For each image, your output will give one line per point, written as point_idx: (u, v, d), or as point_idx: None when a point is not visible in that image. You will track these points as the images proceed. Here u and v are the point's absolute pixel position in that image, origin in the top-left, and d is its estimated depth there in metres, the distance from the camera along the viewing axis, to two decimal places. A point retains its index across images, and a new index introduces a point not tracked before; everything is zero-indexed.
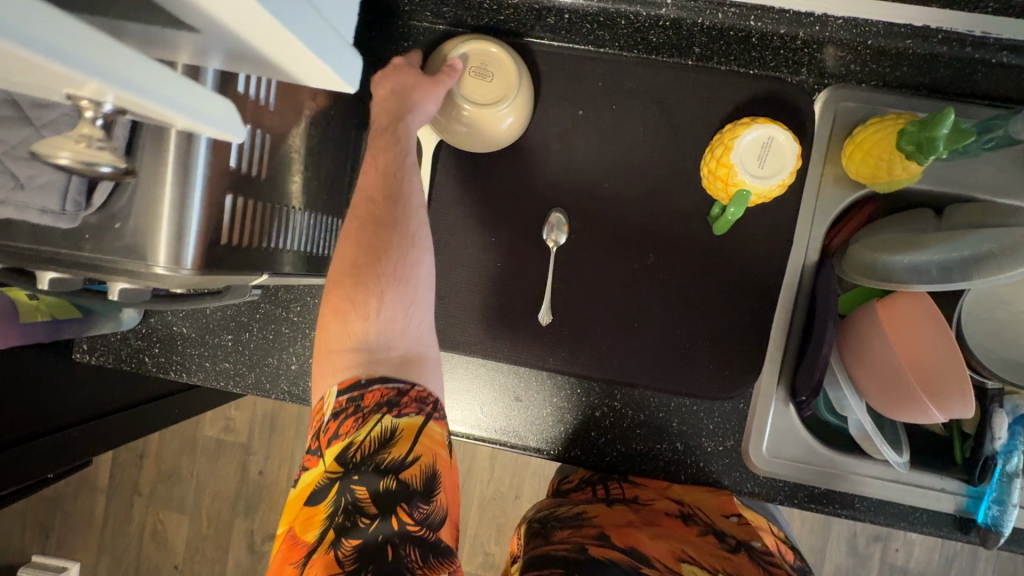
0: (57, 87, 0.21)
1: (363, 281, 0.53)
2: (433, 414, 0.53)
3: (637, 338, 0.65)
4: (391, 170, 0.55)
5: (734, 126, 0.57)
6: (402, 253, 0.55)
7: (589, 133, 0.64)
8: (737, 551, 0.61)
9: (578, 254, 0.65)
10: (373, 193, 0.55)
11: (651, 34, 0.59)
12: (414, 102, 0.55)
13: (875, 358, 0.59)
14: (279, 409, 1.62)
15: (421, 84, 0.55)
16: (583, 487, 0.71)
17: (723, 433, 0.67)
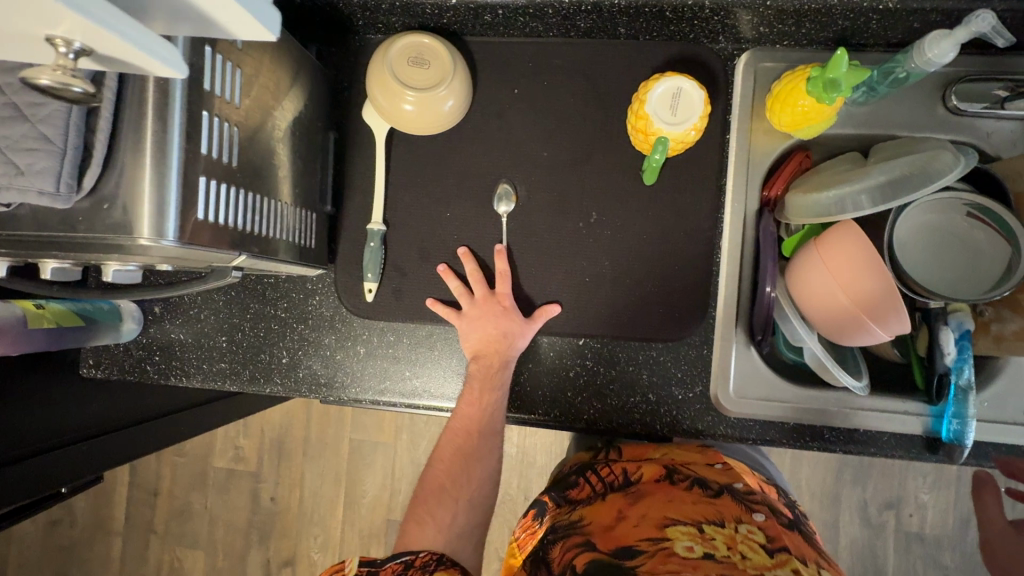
0: (40, 31, 0.27)
1: (467, 467, 0.69)
2: (439, 565, 0.60)
3: (596, 296, 0.70)
4: (498, 353, 0.69)
5: (646, 80, 0.62)
6: (487, 451, 0.69)
7: (532, 115, 0.71)
8: (719, 496, 0.65)
9: (533, 224, 0.71)
10: (470, 412, 0.68)
11: (578, 19, 0.66)
12: (515, 346, 0.69)
13: (817, 287, 0.62)
14: (285, 434, 1.65)
15: (517, 326, 0.69)
16: (577, 478, 0.74)
17: (691, 379, 0.70)
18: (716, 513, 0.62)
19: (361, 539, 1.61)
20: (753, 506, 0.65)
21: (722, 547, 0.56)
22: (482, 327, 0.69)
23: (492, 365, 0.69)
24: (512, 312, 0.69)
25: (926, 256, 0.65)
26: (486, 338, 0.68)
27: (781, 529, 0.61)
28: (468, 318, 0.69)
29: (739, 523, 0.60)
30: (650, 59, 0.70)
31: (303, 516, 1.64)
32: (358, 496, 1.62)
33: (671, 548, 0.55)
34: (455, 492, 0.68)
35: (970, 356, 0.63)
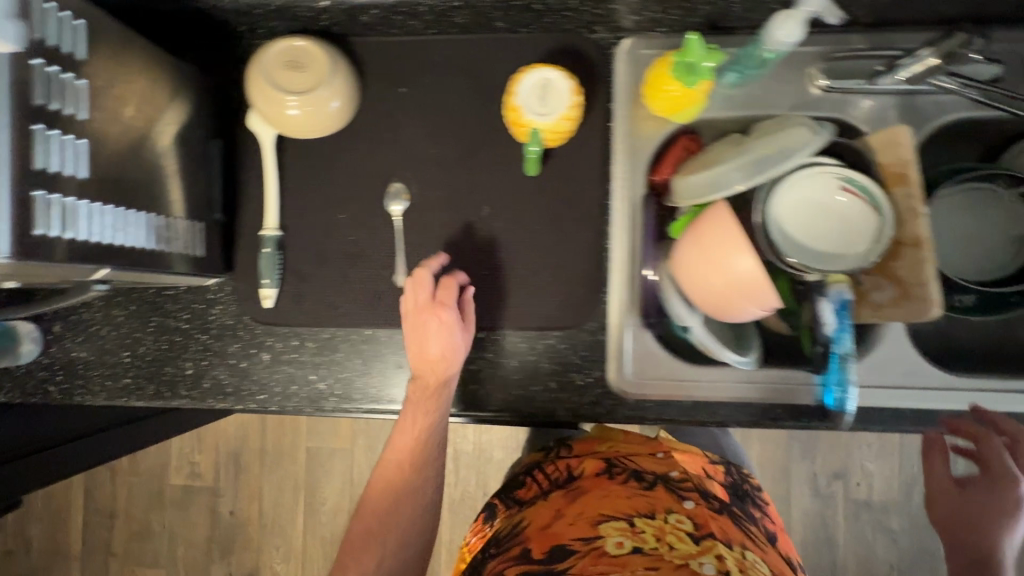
0: None
1: (402, 496, 0.68)
2: None
3: (492, 288, 0.71)
4: (427, 377, 0.67)
5: (516, 75, 0.63)
6: (425, 477, 0.69)
7: (420, 110, 0.71)
8: (653, 488, 0.69)
9: (425, 219, 0.71)
10: (404, 437, 0.68)
11: (454, 13, 0.67)
12: (457, 361, 0.66)
13: (695, 282, 0.61)
14: (241, 447, 1.64)
15: (443, 331, 0.65)
16: (523, 478, 0.79)
17: (591, 365, 0.70)
18: (648, 506, 0.66)
19: (323, 546, 1.61)
20: (684, 493, 0.69)
21: (652, 539, 0.60)
22: (422, 341, 0.65)
23: (431, 385, 0.67)
24: (450, 326, 0.65)
25: (810, 232, 0.66)
26: (424, 358, 0.66)
27: (708, 516, 0.65)
28: (410, 331, 0.66)
29: (669, 514, 0.64)
30: (533, 48, 0.70)
31: (265, 528, 1.63)
32: (318, 504, 1.61)
33: (602, 547, 0.59)
34: (392, 529, 0.67)
35: (849, 326, 0.63)
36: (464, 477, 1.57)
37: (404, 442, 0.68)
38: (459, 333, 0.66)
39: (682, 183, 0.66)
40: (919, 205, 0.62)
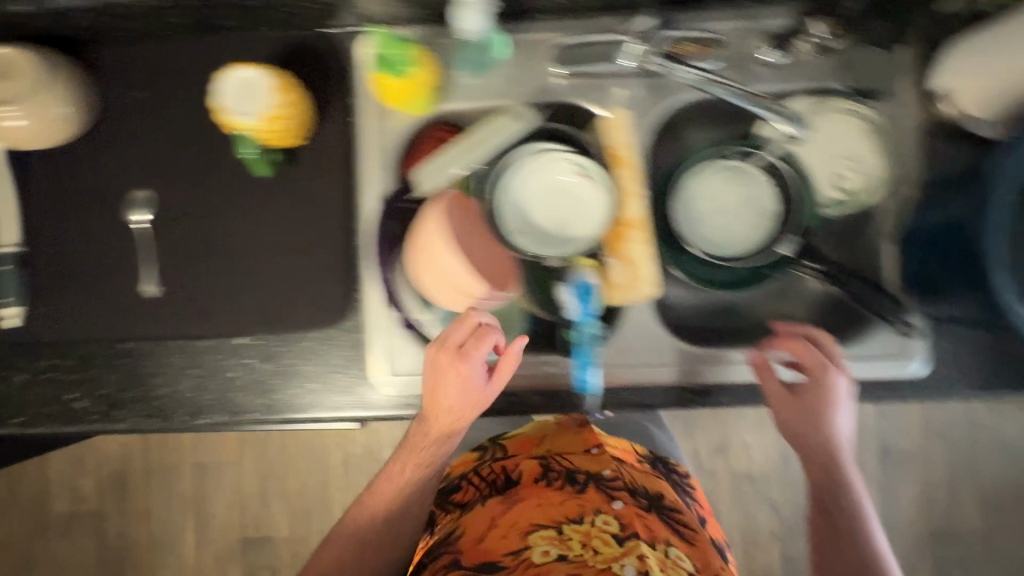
0: None
1: (388, 527, 0.73)
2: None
3: (246, 294, 0.70)
4: (441, 418, 0.66)
5: (222, 69, 0.60)
6: (391, 514, 0.73)
7: (160, 117, 0.70)
8: (584, 490, 0.66)
9: (172, 228, 0.70)
10: (420, 457, 0.71)
11: (173, 17, 0.65)
12: (485, 404, 0.66)
13: (451, 270, 0.62)
14: (125, 469, 1.60)
15: (464, 374, 0.62)
16: (460, 482, 0.78)
17: (350, 364, 0.71)
18: (578, 507, 0.64)
19: (216, 562, 1.58)
20: (613, 492, 0.66)
21: (576, 546, 0.59)
22: (444, 387, 0.63)
23: (449, 427, 0.68)
24: (472, 379, 0.63)
25: (555, 218, 0.67)
26: (436, 406, 0.65)
27: (637, 514, 0.63)
28: (427, 375, 0.64)
29: (597, 515, 0.63)
30: (268, 48, 0.69)
31: (155, 549, 1.59)
32: (208, 519, 1.58)
33: (530, 558, 0.59)
34: (352, 564, 0.73)
35: (592, 309, 0.67)
36: (354, 481, 1.56)
37: (413, 474, 0.72)
38: (485, 385, 0.65)
39: (426, 173, 0.67)
40: (637, 185, 0.68)
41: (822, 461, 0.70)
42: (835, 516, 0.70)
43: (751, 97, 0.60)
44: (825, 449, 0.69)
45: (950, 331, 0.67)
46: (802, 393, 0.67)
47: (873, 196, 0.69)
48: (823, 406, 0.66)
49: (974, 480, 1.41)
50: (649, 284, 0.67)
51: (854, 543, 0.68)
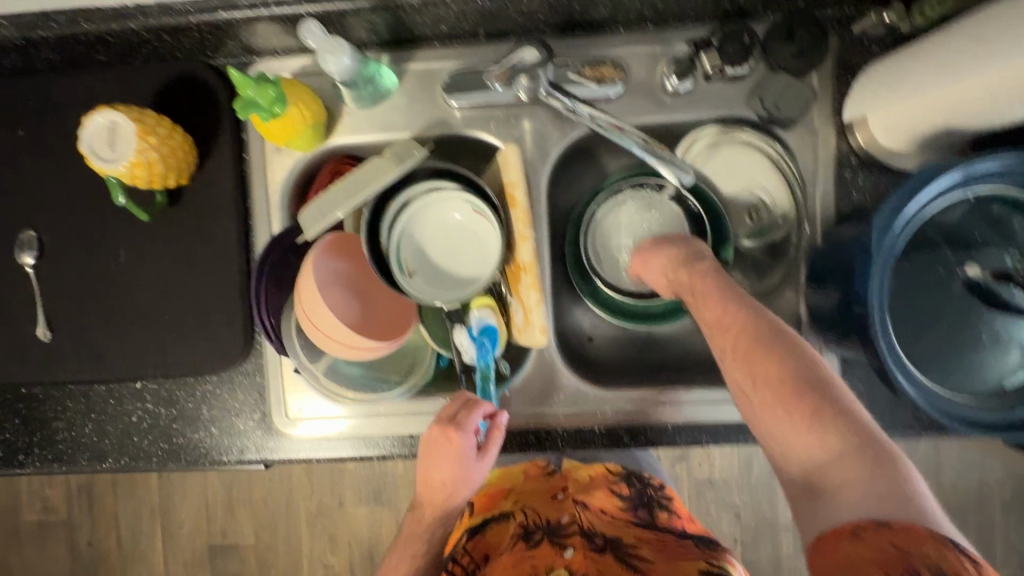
0: None
1: None
2: None
3: (138, 336, 0.68)
4: (431, 498, 0.65)
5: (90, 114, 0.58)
6: None
7: (40, 154, 0.67)
8: (537, 546, 0.62)
9: (60, 270, 0.68)
10: (416, 537, 0.68)
11: (40, 51, 0.62)
12: (475, 478, 0.63)
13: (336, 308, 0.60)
14: (93, 479, 1.61)
15: (450, 454, 0.60)
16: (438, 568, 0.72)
17: (250, 408, 0.69)
18: (531, 567, 0.59)
19: (185, 568, 1.60)
20: (567, 541, 0.62)
21: None
22: (445, 463, 0.61)
23: (437, 503, 0.65)
24: (465, 453, 0.60)
25: (455, 255, 0.65)
26: (431, 483, 0.63)
27: (589, 559, 0.58)
28: (430, 454, 0.62)
29: (549, 573, 0.57)
30: (148, 80, 0.65)
31: (124, 556, 1.61)
32: (175, 527, 1.60)
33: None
34: None
35: (489, 350, 0.65)
36: (316, 490, 1.56)
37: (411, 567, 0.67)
38: (474, 464, 0.62)
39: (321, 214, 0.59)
40: (525, 230, 0.64)
41: (745, 351, 0.51)
42: (765, 378, 0.50)
43: (657, 150, 0.56)
44: (730, 339, 0.52)
45: (865, 371, 0.64)
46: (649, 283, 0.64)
47: (788, 229, 0.66)
48: (658, 279, 0.62)
49: (939, 487, 1.38)
50: (536, 333, 0.65)
51: (820, 454, 0.46)
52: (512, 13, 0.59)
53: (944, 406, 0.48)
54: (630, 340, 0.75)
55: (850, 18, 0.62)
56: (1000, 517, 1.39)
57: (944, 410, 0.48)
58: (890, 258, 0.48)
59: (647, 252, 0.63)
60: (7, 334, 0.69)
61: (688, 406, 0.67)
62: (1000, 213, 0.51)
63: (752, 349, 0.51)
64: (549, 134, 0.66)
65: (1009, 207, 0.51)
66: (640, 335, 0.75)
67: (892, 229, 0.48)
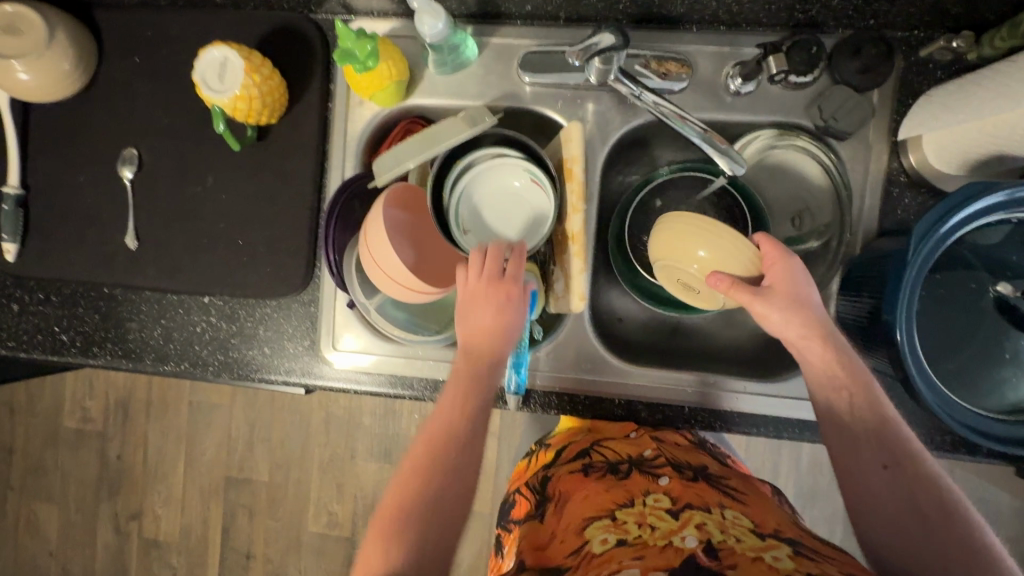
0: None
1: (444, 481, 0.58)
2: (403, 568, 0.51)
3: (211, 255, 0.75)
4: (476, 358, 0.63)
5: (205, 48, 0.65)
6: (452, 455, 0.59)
7: (149, 80, 0.74)
8: (628, 476, 0.64)
9: (152, 186, 0.75)
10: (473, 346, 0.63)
11: None
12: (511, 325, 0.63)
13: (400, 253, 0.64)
14: (129, 396, 1.73)
15: (486, 300, 0.61)
16: (516, 496, 0.75)
17: (301, 334, 0.76)
18: (626, 493, 0.61)
19: (201, 493, 1.70)
20: (658, 470, 0.64)
21: (634, 529, 0.55)
22: (478, 312, 0.62)
23: (481, 362, 0.63)
24: (503, 299, 0.61)
25: (506, 216, 0.70)
26: (471, 331, 0.63)
27: (686, 487, 0.61)
28: (468, 302, 0.62)
29: (647, 496, 0.60)
30: (253, 25, 0.72)
31: (148, 473, 1.73)
32: (197, 453, 1.70)
33: (590, 551, 0.53)
34: (413, 523, 0.55)
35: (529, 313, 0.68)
36: (332, 440, 1.64)
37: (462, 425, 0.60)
38: (510, 311, 0.62)
39: (393, 163, 0.64)
40: (579, 202, 0.67)
41: (904, 458, 0.53)
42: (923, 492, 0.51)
43: (715, 142, 0.58)
44: (893, 445, 0.54)
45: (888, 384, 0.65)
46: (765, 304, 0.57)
47: (827, 239, 0.68)
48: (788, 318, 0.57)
49: None
50: (576, 300, 0.68)
51: None
52: None
53: (956, 415, 0.50)
54: (658, 325, 0.79)
55: (919, 41, 0.64)
56: None
57: (962, 419, 0.50)
58: (926, 266, 0.50)
59: (788, 257, 0.58)
60: (99, 237, 0.77)
61: (693, 390, 0.71)
62: None
63: (921, 473, 0.52)
64: (610, 119, 0.70)
65: None
66: (669, 322, 0.78)
67: (928, 241, 0.50)
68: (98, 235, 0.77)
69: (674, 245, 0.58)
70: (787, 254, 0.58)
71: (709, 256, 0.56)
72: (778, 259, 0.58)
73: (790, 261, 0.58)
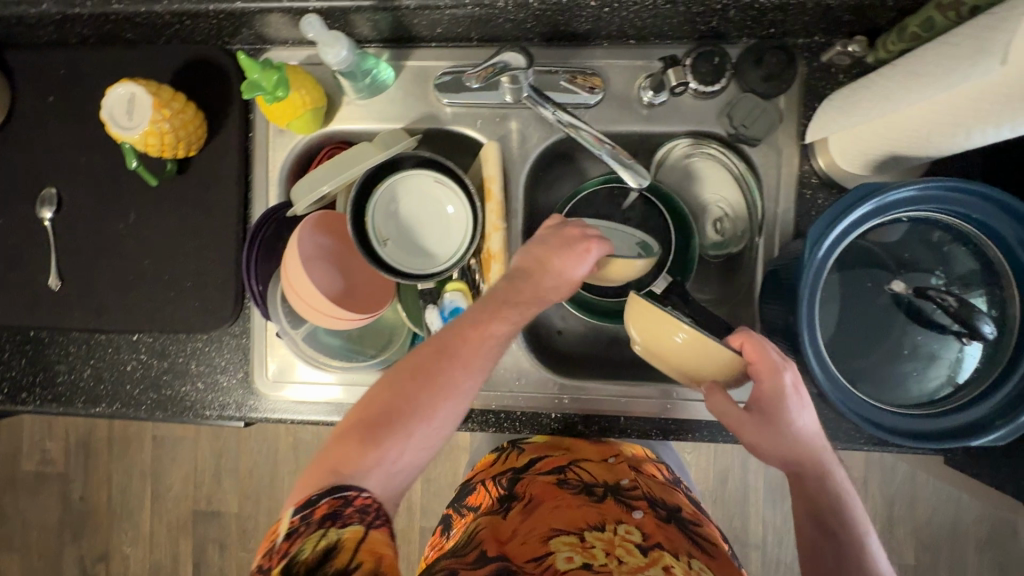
0: None
1: (419, 398, 0.54)
2: (375, 521, 0.48)
3: (137, 292, 0.74)
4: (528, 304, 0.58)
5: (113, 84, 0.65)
6: (441, 385, 0.54)
7: (65, 119, 0.73)
8: (602, 501, 0.64)
9: (73, 225, 0.74)
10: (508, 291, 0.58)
11: (75, 27, 0.68)
12: (557, 267, 0.59)
13: (320, 281, 0.65)
14: (91, 435, 1.68)
15: (562, 253, 0.59)
16: (476, 485, 0.75)
17: (234, 366, 0.74)
18: (599, 516, 0.62)
19: (169, 530, 1.66)
20: (633, 503, 0.65)
21: (600, 554, 0.56)
22: (546, 248, 0.60)
23: (522, 295, 0.58)
24: (590, 251, 0.60)
25: (426, 235, 0.71)
26: (540, 266, 0.59)
27: (658, 525, 0.62)
28: (544, 235, 0.61)
29: (618, 525, 0.60)
30: (168, 59, 0.71)
31: (113, 513, 1.68)
32: (163, 489, 1.66)
33: (553, 565, 0.54)
34: (388, 431, 0.52)
35: None
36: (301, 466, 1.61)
37: (471, 356, 0.56)
38: (581, 266, 0.60)
39: (308, 189, 0.65)
40: (499, 221, 0.68)
41: None
42: None
43: (621, 157, 0.60)
44: None
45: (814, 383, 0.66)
46: (749, 433, 0.55)
47: (745, 243, 0.70)
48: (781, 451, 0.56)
49: (912, 521, 1.31)
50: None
51: None
52: (501, 21, 0.64)
53: (859, 409, 0.52)
54: (597, 336, 0.79)
55: (820, 47, 0.66)
56: (973, 557, 1.31)
57: (865, 414, 0.52)
58: (823, 268, 0.51)
59: (778, 376, 0.53)
60: (20, 280, 0.75)
61: (653, 402, 0.71)
62: (939, 239, 0.56)
63: None
64: (530, 136, 0.71)
65: (947, 234, 0.55)
66: (607, 333, 0.79)
67: (823, 244, 0.51)
68: (19, 278, 0.75)
69: (653, 325, 0.56)
70: (774, 370, 0.52)
71: (686, 342, 0.54)
72: (764, 375, 0.53)
73: (777, 373, 0.52)
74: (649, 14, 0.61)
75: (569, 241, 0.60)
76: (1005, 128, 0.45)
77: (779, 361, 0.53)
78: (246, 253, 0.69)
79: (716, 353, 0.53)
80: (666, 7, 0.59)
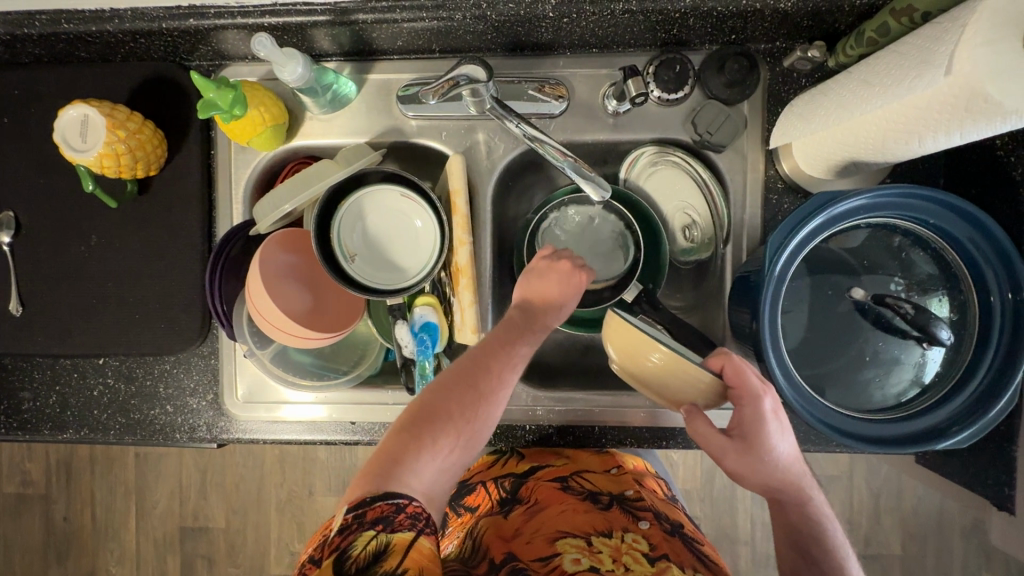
0: None
1: (466, 403, 0.54)
2: (424, 529, 0.48)
3: (101, 315, 0.72)
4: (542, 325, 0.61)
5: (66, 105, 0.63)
6: (480, 395, 0.55)
7: (21, 140, 0.72)
8: (608, 508, 0.67)
9: (32, 249, 0.72)
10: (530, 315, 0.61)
11: (26, 47, 0.66)
12: (558, 299, 0.62)
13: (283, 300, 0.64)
14: (72, 455, 1.66)
15: (558, 280, 0.62)
16: (474, 483, 0.75)
17: (203, 388, 0.73)
18: (606, 522, 0.64)
19: (155, 548, 1.64)
20: (639, 513, 0.66)
21: (607, 560, 0.59)
22: (547, 280, 0.62)
23: (536, 320, 0.61)
24: (578, 282, 0.62)
25: (393, 250, 0.69)
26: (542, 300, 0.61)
27: (664, 535, 0.63)
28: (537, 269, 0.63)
29: (625, 532, 0.63)
30: (125, 77, 0.70)
31: (97, 533, 1.65)
32: (148, 506, 1.64)
33: (560, 567, 0.57)
34: (433, 437, 0.52)
35: (427, 347, 0.68)
36: (288, 479, 1.59)
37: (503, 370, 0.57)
38: (574, 293, 0.62)
39: (270, 206, 0.63)
40: (465, 234, 0.67)
41: None
42: None
43: (583, 171, 0.60)
44: None
45: None
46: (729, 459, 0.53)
47: (713, 249, 0.70)
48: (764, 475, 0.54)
49: (897, 511, 1.32)
50: (469, 333, 0.67)
51: None
52: (462, 32, 0.63)
53: (824, 416, 0.52)
54: (572, 345, 0.79)
55: (782, 52, 0.66)
56: (958, 544, 1.33)
57: (831, 421, 0.52)
58: (784, 277, 0.52)
59: (755, 403, 0.51)
60: None
61: (627, 411, 0.71)
62: (901, 243, 0.56)
63: None
64: (496, 146, 0.70)
65: (907, 239, 0.56)
66: (582, 341, 0.78)
67: (784, 253, 0.51)
68: None
69: (628, 346, 0.55)
70: (753, 396, 0.51)
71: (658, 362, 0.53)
72: (744, 401, 0.52)
73: (757, 399, 0.51)
74: (609, 23, 0.61)
75: (562, 272, 0.62)
76: (952, 137, 0.45)
77: (758, 388, 0.51)
78: (210, 273, 0.68)
79: (692, 376, 0.53)
80: (626, 16, 0.59)
